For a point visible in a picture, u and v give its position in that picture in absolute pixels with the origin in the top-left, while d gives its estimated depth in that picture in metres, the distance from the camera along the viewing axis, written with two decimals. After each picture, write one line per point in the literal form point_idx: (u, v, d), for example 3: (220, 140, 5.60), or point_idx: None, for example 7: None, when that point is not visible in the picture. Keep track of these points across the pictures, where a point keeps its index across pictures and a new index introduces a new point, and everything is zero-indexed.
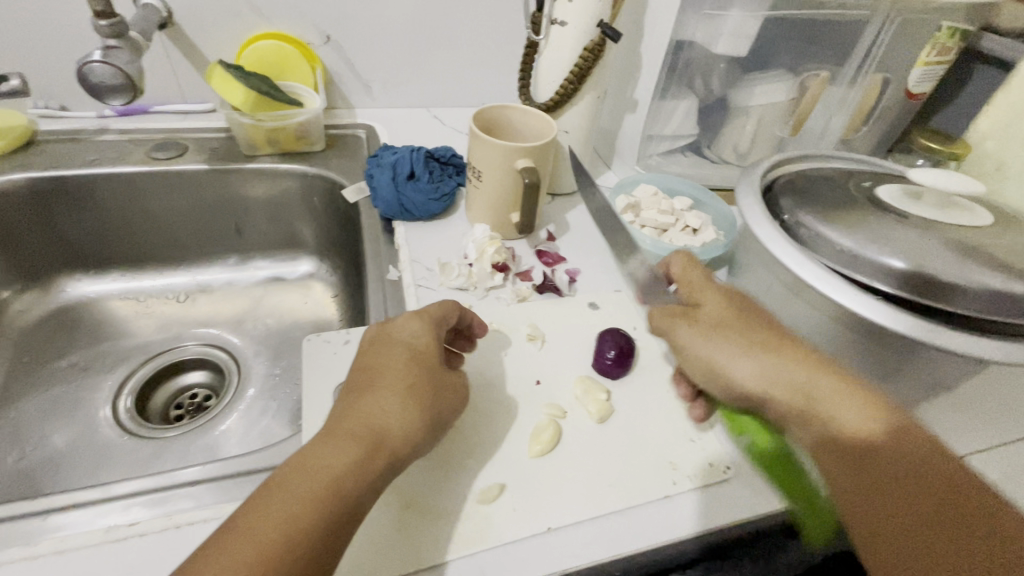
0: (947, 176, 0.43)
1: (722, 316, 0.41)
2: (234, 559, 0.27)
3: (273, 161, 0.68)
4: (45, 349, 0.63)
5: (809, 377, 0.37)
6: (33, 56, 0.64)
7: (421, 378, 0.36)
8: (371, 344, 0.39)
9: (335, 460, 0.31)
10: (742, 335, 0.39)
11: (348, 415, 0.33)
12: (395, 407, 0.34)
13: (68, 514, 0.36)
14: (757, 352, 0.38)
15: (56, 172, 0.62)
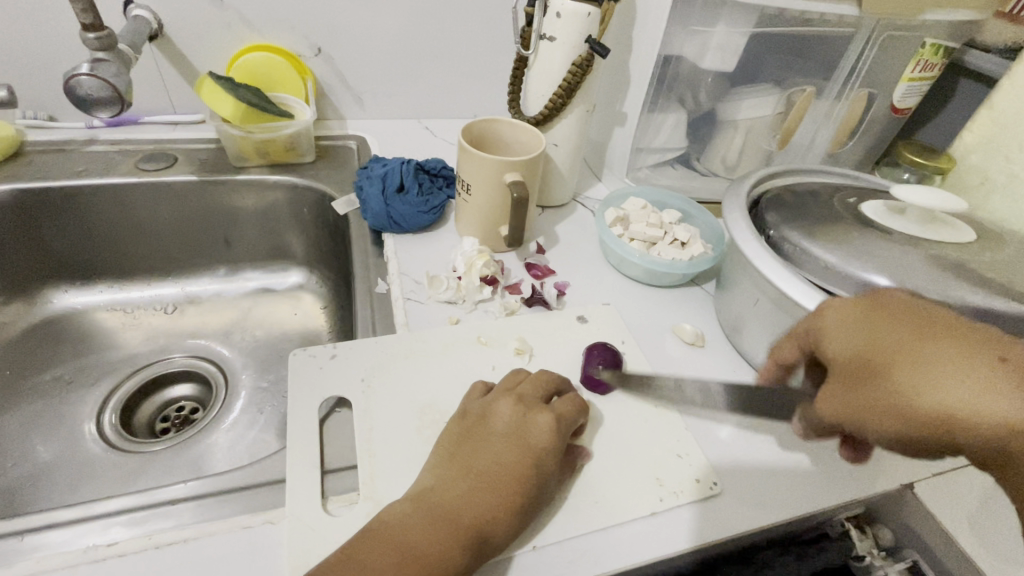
0: (932, 193, 0.44)
1: (880, 331, 0.33)
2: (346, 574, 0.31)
3: (263, 173, 0.68)
4: (29, 362, 0.62)
5: (1011, 389, 0.28)
6: (21, 67, 0.64)
7: (529, 487, 0.36)
8: (492, 425, 0.39)
9: (432, 539, 0.32)
10: (923, 350, 0.31)
11: (456, 497, 0.35)
12: (501, 516, 0.34)
13: (45, 534, 0.35)
14: (941, 356, 0.30)
15: (43, 183, 0.61)
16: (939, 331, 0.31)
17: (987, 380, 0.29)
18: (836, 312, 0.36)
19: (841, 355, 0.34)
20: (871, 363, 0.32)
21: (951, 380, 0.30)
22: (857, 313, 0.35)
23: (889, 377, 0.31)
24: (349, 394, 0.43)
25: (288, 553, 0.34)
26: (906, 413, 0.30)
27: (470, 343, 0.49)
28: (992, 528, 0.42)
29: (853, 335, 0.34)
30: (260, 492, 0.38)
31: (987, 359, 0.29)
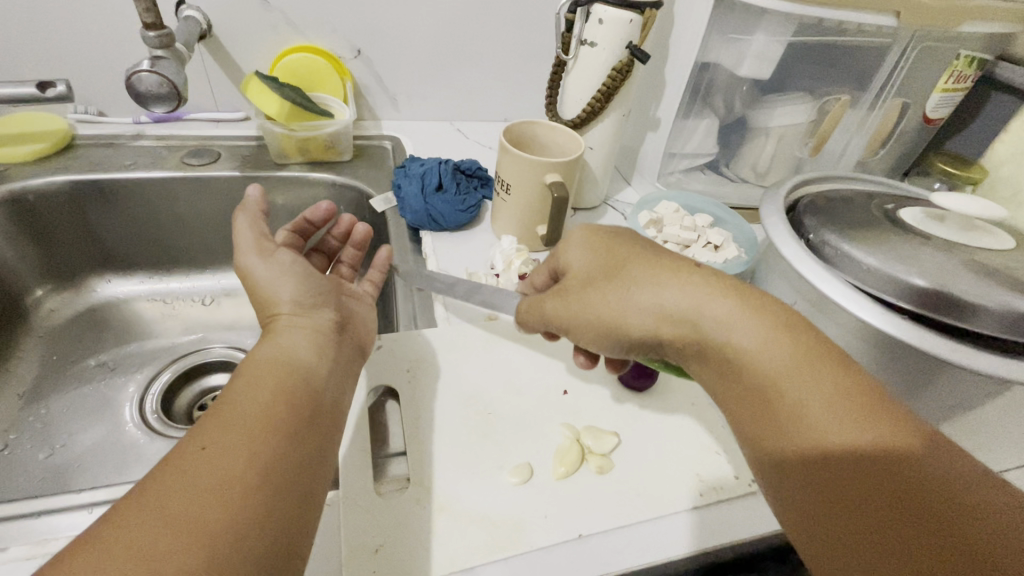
0: (970, 202, 0.44)
1: (610, 251, 0.40)
2: (202, 491, 0.25)
3: (303, 170, 0.70)
4: (74, 349, 0.64)
5: (712, 304, 0.34)
6: (76, 64, 0.66)
7: (325, 318, 0.39)
8: (255, 296, 0.40)
9: (264, 407, 0.30)
10: (642, 268, 0.37)
11: (264, 369, 0.33)
12: (306, 340, 0.36)
13: None
14: (682, 280, 0.35)
15: (94, 176, 0.63)
16: (665, 256, 0.38)
17: (668, 284, 0.35)
18: (575, 244, 0.42)
19: (577, 273, 0.40)
20: (600, 275, 0.39)
21: (654, 287, 0.36)
22: (595, 243, 0.41)
23: (609, 290, 0.38)
24: (397, 385, 0.45)
25: (343, 534, 0.35)
26: (614, 320, 0.37)
27: (510, 338, 0.50)
28: None
29: (594, 257, 0.40)
30: None
31: (739, 297, 0.34)
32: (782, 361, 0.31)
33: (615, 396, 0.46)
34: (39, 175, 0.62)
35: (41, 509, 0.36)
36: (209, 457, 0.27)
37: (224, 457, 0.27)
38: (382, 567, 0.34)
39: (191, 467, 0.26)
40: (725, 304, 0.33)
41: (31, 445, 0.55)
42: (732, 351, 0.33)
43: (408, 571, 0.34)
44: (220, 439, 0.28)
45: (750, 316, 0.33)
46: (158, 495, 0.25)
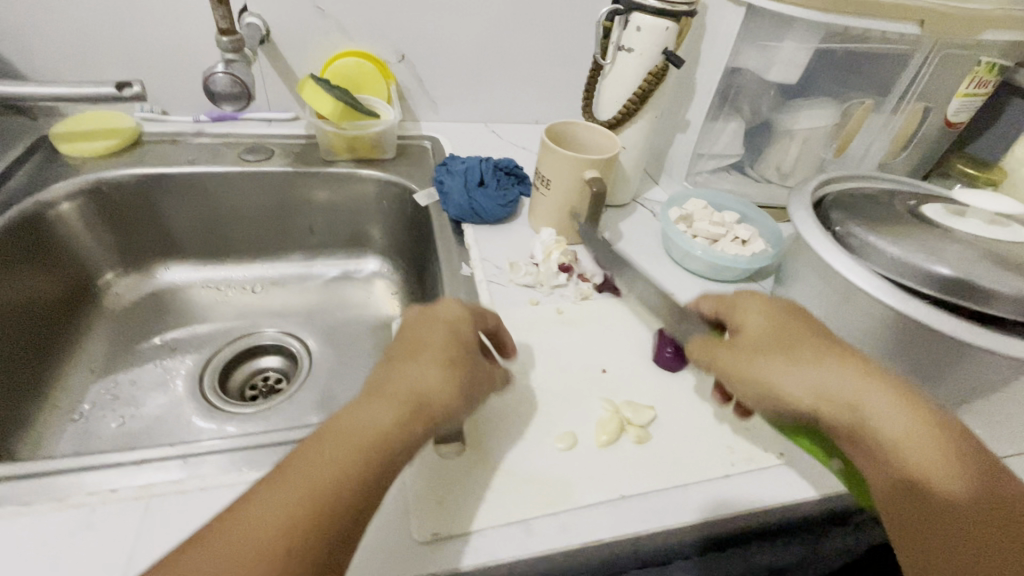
0: (987, 198, 0.47)
1: (788, 322, 0.41)
2: (290, 502, 0.29)
3: (351, 167, 0.74)
4: (139, 330, 0.69)
5: (870, 398, 0.36)
6: (145, 66, 0.72)
7: (462, 357, 0.38)
8: (407, 332, 0.39)
9: (375, 429, 0.33)
10: (816, 349, 0.39)
11: (388, 387, 0.35)
12: (443, 386, 0.36)
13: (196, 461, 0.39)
14: (846, 372, 0.37)
15: (162, 170, 0.69)
16: (831, 344, 0.39)
17: (840, 372, 0.37)
18: (760, 299, 0.43)
19: (754, 326, 0.41)
20: (776, 335, 0.40)
21: (802, 361, 0.38)
22: (779, 308, 0.42)
23: (766, 352, 0.39)
24: None
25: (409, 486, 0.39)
26: (767, 389, 0.38)
27: (551, 322, 0.54)
28: None
29: (775, 325, 0.41)
30: None
31: (899, 398, 0.36)
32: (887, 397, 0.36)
33: (651, 375, 0.50)
34: (114, 168, 0.67)
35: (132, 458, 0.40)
36: (341, 476, 0.31)
37: (349, 479, 0.31)
38: (446, 515, 0.37)
39: (324, 481, 0.30)
40: (892, 402, 0.36)
41: (104, 413, 0.59)
42: (889, 440, 0.35)
43: (471, 520, 0.37)
44: (351, 463, 0.32)
45: (899, 414, 0.35)
46: (261, 503, 0.29)
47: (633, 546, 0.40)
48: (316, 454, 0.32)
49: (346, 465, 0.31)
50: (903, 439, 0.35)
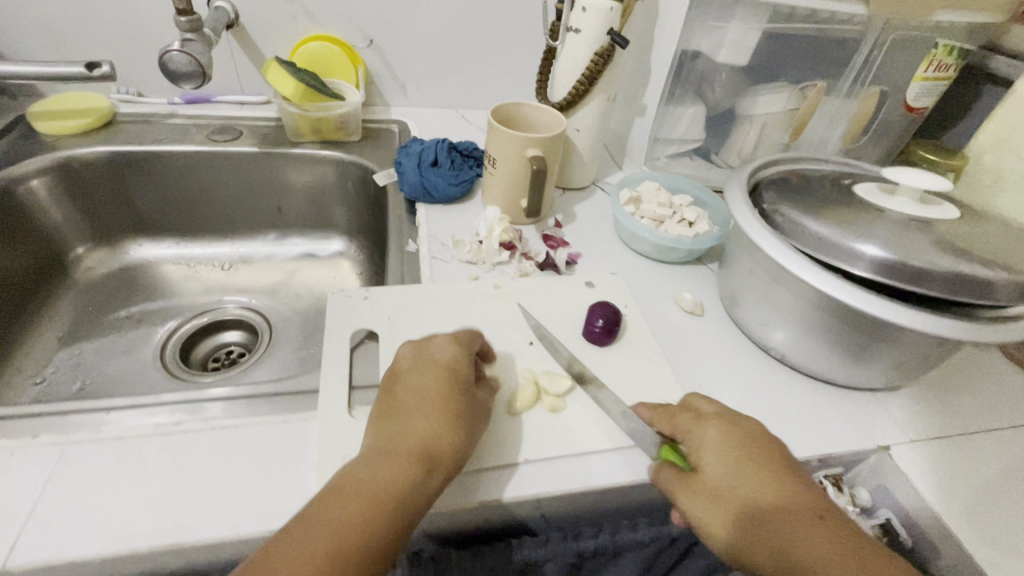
0: (915, 175, 0.47)
1: (748, 468, 0.37)
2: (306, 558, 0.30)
3: (315, 148, 0.76)
4: (108, 301, 0.71)
5: (836, 556, 0.32)
6: (119, 48, 0.74)
7: (460, 399, 0.40)
8: (417, 382, 0.40)
9: (401, 481, 0.35)
10: (774, 505, 0.35)
11: (396, 449, 0.36)
12: (444, 434, 0.37)
13: (117, 414, 0.41)
14: (804, 527, 0.33)
15: (132, 149, 0.71)
16: (791, 487, 0.36)
17: (799, 527, 0.33)
18: (720, 430, 0.39)
19: (711, 471, 0.37)
20: (732, 491, 0.36)
21: (762, 518, 0.34)
22: (740, 441, 0.38)
23: (729, 512, 0.35)
24: (378, 328, 0.49)
25: (317, 443, 0.40)
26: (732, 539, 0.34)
27: (486, 296, 0.54)
28: (980, 511, 0.44)
29: (737, 469, 0.36)
30: (298, 399, 0.44)
31: (851, 542, 0.33)
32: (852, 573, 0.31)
33: (577, 349, 0.50)
34: (85, 146, 0.70)
35: (53, 408, 0.41)
36: (359, 523, 0.32)
37: (368, 524, 0.33)
38: None
39: (340, 530, 0.32)
40: (852, 556, 0.32)
41: (65, 376, 0.61)
42: None
43: None
44: (364, 512, 0.33)
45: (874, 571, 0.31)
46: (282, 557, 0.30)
47: (535, 505, 0.41)
48: (334, 512, 0.32)
49: (356, 517, 0.33)
50: None
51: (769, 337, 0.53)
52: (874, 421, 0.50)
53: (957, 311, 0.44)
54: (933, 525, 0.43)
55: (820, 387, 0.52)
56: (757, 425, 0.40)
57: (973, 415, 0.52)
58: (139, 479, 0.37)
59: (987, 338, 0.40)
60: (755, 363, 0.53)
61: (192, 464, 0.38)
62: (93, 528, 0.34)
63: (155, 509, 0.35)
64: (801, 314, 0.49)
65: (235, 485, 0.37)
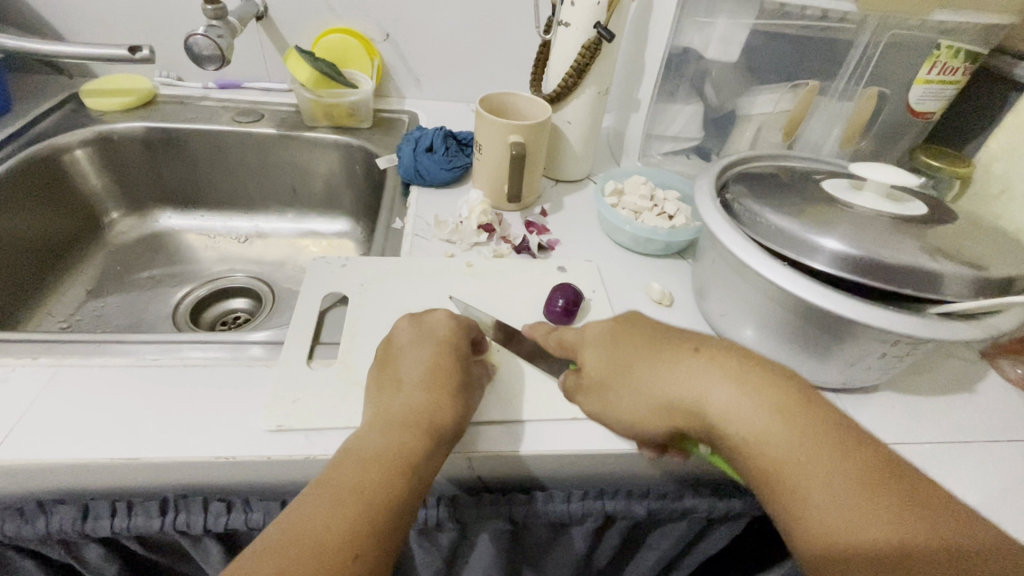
0: (883, 170, 0.46)
1: (623, 348, 0.42)
2: (305, 554, 0.31)
3: (327, 133, 0.81)
4: (133, 261, 0.78)
5: (700, 381, 0.37)
6: (163, 35, 0.82)
7: (455, 371, 0.42)
8: (416, 364, 0.42)
9: (405, 454, 0.37)
10: (649, 360, 0.40)
11: (396, 429, 0.38)
12: (444, 405, 0.40)
13: (106, 347, 0.46)
14: (678, 364, 0.38)
15: (165, 126, 0.79)
16: (663, 344, 0.41)
17: (675, 368, 0.38)
18: (602, 326, 0.45)
19: (597, 356, 0.42)
20: (616, 372, 0.41)
21: (649, 374, 0.39)
22: (624, 330, 0.43)
23: (616, 385, 0.40)
24: (349, 293, 0.53)
25: (272, 386, 0.44)
26: (628, 405, 0.39)
27: (457, 272, 0.57)
28: None
29: (613, 353, 0.42)
30: (264, 348, 0.48)
31: (713, 361, 0.38)
32: (726, 387, 0.36)
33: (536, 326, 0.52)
34: (125, 121, 0.78)
35: (58, 338, 0.47)
36: (382, 496, 0.35)
37: (388, 490, 0.35)
38: (295, 411, 0.42)
39: (358, 495, 0.34)
40: (712, 371, 0.37)
41: (87, 324, 0.67)
42: (731, 418, 0.35)
43: (313, 420, 0.41)
44: (382, 479, 0.36)
45: (737, 380, 0.36)
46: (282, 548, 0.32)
47: (467, 465, 0.43)
48: (348, 474, 0.35)
49: (377, 484, 0.35)
50: (733, 412, 0.35)
51: (732, 330, 0.53)
52: None
53: (908, 306, 0.43)
54: None
55: None
56: (632, 314, 0.45)
57: (944, 426, 0.50)
58: (114, 402, 0.42)
59: (929, 333, 0.40)
60: None
61: (161, 393, 0.43)
62: (67, 438, 0.39)
63: (121, 427, 0.40)
64: (758, 308, 0.49)
65: (194, 416, 0.41)
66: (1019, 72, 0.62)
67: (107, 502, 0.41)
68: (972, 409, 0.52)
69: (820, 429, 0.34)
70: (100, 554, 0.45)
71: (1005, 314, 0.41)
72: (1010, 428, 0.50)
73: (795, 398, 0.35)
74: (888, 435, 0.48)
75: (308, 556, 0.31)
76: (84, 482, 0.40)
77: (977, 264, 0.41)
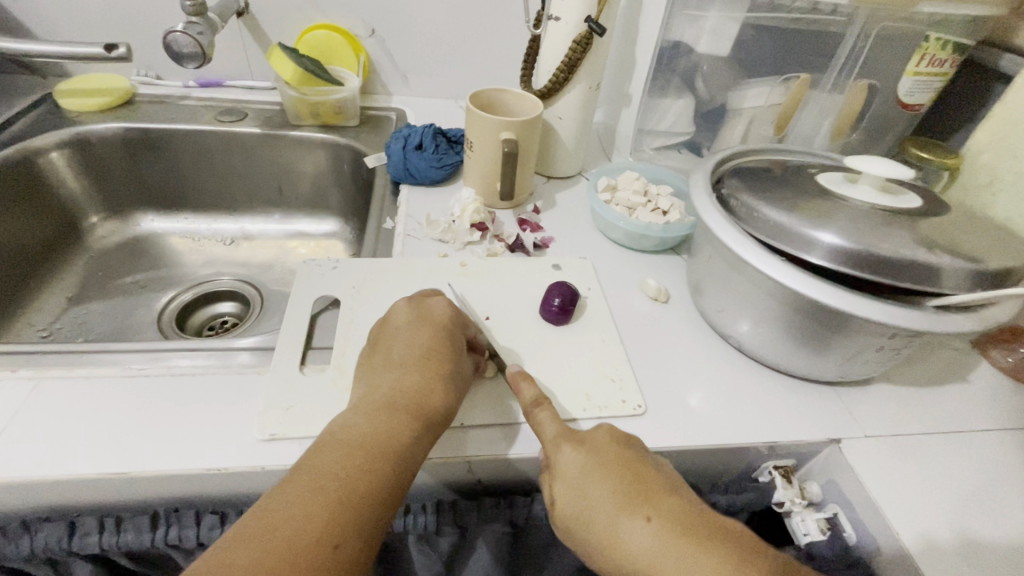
0: (878, 163, 0.46)
1: (592, 487, 0.37)
2: (281, 541, 0.30)
3: (313, 132, 0.80)
4: (115, 266, 0.76)
5: (667, 546, 0.34)
6: (140, 33, 0.80)
7: (449, 356, 0.42)
8: (409, 345, 0.42)
9: (392, 438, 0.36)
10: (618, 511, 0.35)
11: (384, 412, 0.38)
12: (434, 389, 0.39)
13: (88, 356, 0.44)
14: (646, 521, 0.35)
15: (144, 126, 0.76)
16: (632, 491, 0.36)
17: (641, 530, 0.34)
18: (573, 454, 0.38)
19: (562, 495, 0.37)
20: (585, 517, 0.36)
21: (616, 532, 0.35)
22: (593, 462, 0.38)
23: (587, 531, 0.36)
24: (341, 296, 0.52)
25: (265, 393, 0.42)
26: (599, 550, 0.36)
27: (451, 272, 0.56)
28: (931, 513, 0.42)
29: (583, 484, 0.37)
30: (254, 355, 0.46)
31: (681, 528, 0.34)
32: (692, 553, 0.33)
33: (533, 326, 0.52)
34: (103, 122, 0.75)
35: (39, 349, 0.45)
36: (365, 481, 0.34)
37: (372, 476, 0.35)
38: (289, 419, 0.41)
39: (340, 479, 0.34)
40: (680, 545, 0.33)
41: (69, 332, 0.65)
42: None
43: (308, 428, 0.40)
44: (366, 466, 0.35)
45: (704, 559, 0.33)
46: (254, 541, 0.30)
47: (466, 469, 0.42)
48: (332, 459, 0.35)
49: (360, 470, 0.34)
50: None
51: (729, 326, 0.52)
52: (830, 414, 0.49)
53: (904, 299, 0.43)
54: (878, 523, 0.42)
55: (779, 378, 0.51)
56: (602, 430, 0.40)
57: (939, 416, 0.50)
58: (99, 415, 0.40)
59: (927, 325, 0.40)
60: (713, 351, 0.53)
61: (148, 404, 0.41)
62: (52, 453, 0.37)
63: (107, 441, 0.38)
64: (755, 304, 0.49)
65: (184, 427, 0.40)
66: (1005, 64, 0.63)
67: (96, 518, 0.40)
68: (965, 399, 0.52)
69: None
70: (88, 571, 0.43)
71: (1000, 305, 0.41)
72: (1003, 416, 0.51)
73: (762, 571, 0.32)
74: (885, 426, 0.49)
75: (283, 545, 0.30)
76: (71, 499, 0.38)
77: (972, 255, 0.41)
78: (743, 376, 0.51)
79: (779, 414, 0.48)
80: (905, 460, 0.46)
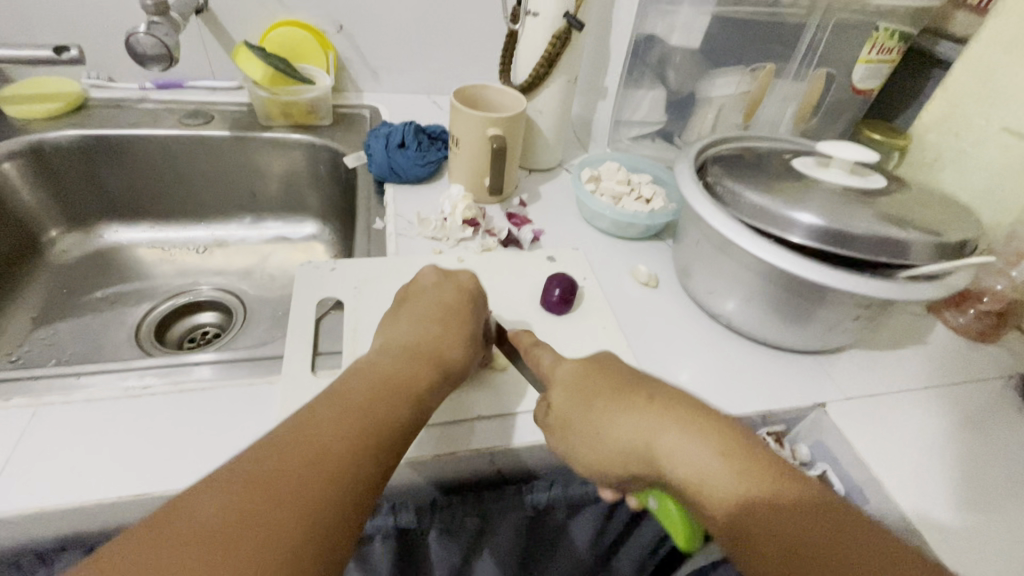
0: (847, 149, 0.49)
1: (587, 383, 0.40)
2: (301, 454, 0.31)
3: (286, 132, 0.78)
4: (83, 282, 0.72)
5: (641, 430, 0.36)
6: (88, 33, 0.75)
7: (470, 317, 0.44)
8: (431, 305, 0.44)
9: (414, 379, 0.38)
10: (604, 396, 0.39)
11: (408, 358, 0.39)
12: (456, 344, 0.42)
13: (84, 378, 0.43)
14: (623, 409, 0.38)
15: (103, 132, 0.72)
16: (617, 383, 0.39)
17: (622, 422, 0.37)
18: (571, 365, 0.42)
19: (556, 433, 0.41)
20: (570, 403, 0.40)
21: (600, 414, 0.38)
22: (588, 373, 0.41)
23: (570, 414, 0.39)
24: (343, 300, 0.52)
25: (281, 402, 0.42)
26: (584, 432, 0.39)
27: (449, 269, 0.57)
28: (906, 462, 0.47)
29: (574, 382, 0.41)
30: (262, 365, 0.46)
31: (656, 404, 0.37)
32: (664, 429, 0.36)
33: (535, 317, 0.53)
34: (56, 129, 0.71)
35: (27, 375, 0.43)
36: (386, 413, 0.35)
37: (392, 409, 0.35)
38: None
39: (363, 410, 0.34)
40: (656, 417, 0.36)
41: (40, 353, 0.62)
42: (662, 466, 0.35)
43: None
44: (387, 400, 0.36)
45: (671, 434, 0.35)
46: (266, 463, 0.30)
47: (488, 461, 0.45)
48: (355, 391, 0.36)
49: (382, 403, 0.35)
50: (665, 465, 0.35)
51: (717, 305, 0.56)
52: (813, 381, 0.53)
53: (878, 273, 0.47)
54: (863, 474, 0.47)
55: (764, 351, 0.55)
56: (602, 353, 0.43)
57: (904, 374, 0.56)
58: (108, 437, 0.39)
59: (903, 295, 0.44)
60: (703, 330, 0.57)
61: (159, 421, 0.40)
62: (64, 480, 0.36)
63: (122, 463, 0.37)
64: (744, 284, 0.52)
65: (201, 443, 0.39)
66: (942, 50, 0.69)
67: None
68: (925, 357, 0.58)
69: (739, 462, 0.33)
70: None
71: (958, 273, 0.46)
72: (958, 370, 0.57)
73: (726, 435, 0.34)
74: (860, 387, 0.53)
75: (297, 460, 0.30)
76: (87, 526, 0.37)
77: (933, 229, 0.46)
78: (733, 351, 0.55)
79: (768, 384, 0.52)
80: (880, 417, 0.51)
